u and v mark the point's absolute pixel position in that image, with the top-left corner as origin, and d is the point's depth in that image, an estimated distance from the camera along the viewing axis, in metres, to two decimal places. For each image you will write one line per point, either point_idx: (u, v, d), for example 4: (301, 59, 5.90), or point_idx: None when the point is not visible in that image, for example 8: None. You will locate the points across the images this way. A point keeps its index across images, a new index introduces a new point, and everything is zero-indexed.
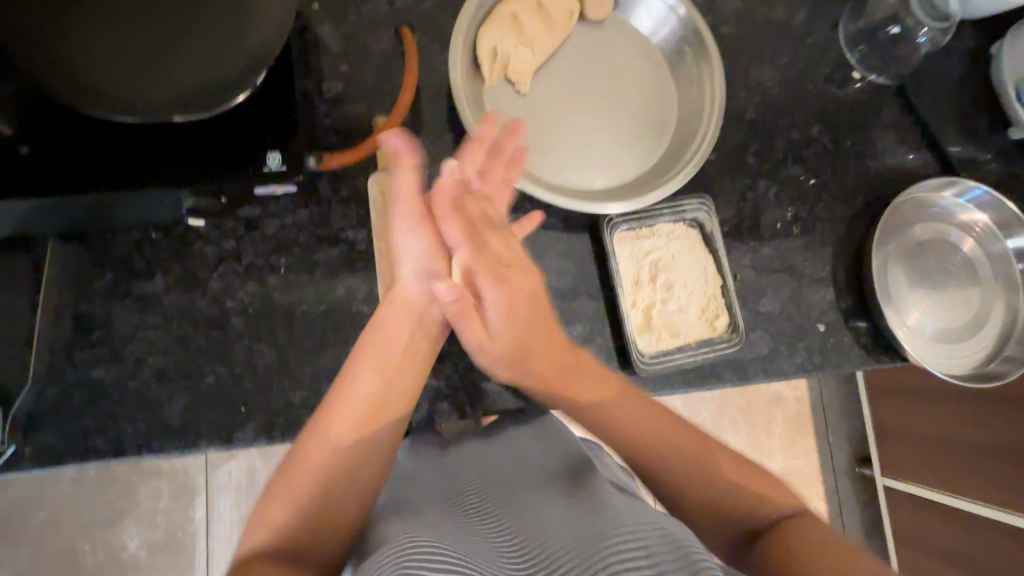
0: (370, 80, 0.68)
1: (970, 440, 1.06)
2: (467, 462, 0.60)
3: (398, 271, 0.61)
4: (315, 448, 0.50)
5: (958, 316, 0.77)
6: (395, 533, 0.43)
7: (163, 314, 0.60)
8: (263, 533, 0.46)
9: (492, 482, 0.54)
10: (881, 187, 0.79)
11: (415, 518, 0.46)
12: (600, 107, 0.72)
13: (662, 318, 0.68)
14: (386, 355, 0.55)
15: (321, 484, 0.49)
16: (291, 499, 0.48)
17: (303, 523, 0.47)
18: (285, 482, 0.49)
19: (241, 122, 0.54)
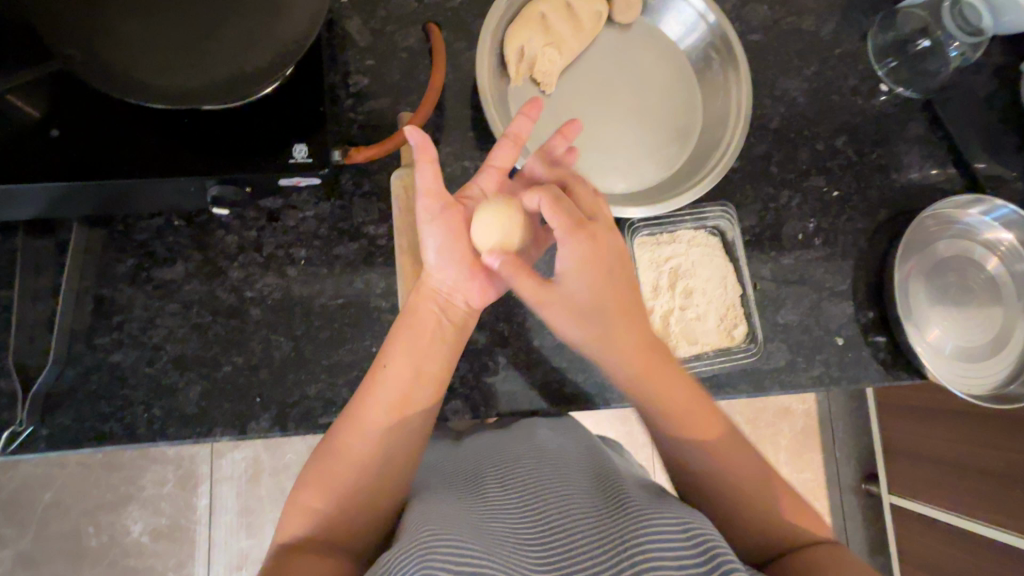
0: (396, 76, 0.68)
1: (983, 463, 1.05)
2: (483, 445, 0.61)
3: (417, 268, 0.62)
4: (353, 437, 0.51)
5: (979, 336, 0.76)
6: (415, 520, 0.44)
7: (182, 302, 0.60)
8: (304, 512, 0.48)
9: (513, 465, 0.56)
10: (905, 201, 0.78)
11: (434, 504, 0.47)
12: (625, 111, 0.71)
13: (680, 325, 0.67)
14: (416, 334, 0.55)
15: (361, 483, 0.50)
16: (321, 487, 0.49)
17: (343, 514, 0.48)
18: (320, 473, 0.50)
19: (269, 115, 0.54)
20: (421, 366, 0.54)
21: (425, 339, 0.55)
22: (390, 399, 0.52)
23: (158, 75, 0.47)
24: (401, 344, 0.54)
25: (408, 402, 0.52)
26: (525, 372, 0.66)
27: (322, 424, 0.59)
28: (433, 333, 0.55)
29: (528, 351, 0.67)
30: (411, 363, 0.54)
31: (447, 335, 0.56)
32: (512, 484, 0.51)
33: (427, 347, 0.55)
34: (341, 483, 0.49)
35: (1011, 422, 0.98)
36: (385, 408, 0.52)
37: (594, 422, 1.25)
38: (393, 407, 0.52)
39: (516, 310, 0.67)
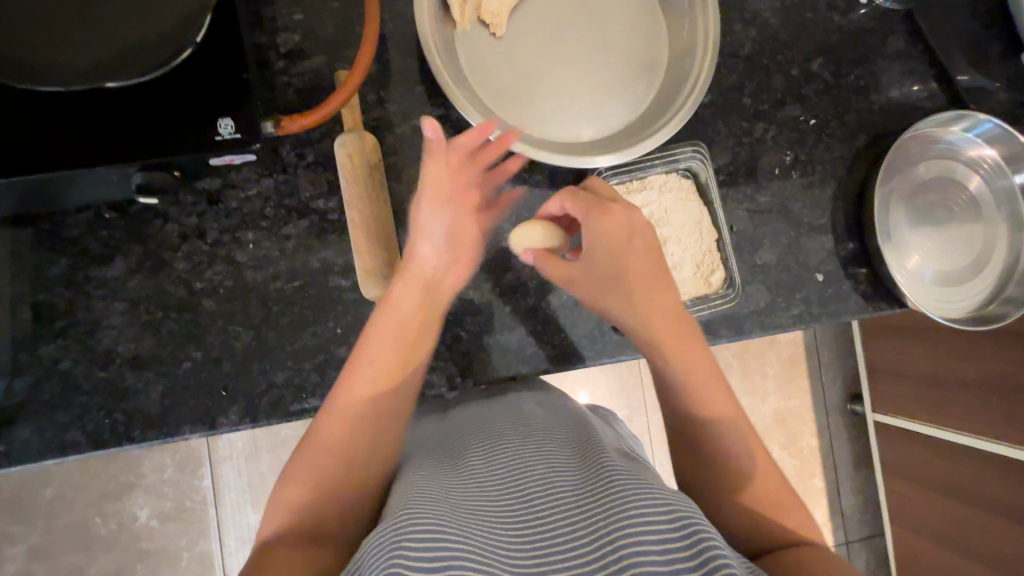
0: (327, 30, 0.61)
1: (963, 376, 1.07)
2: (468, 419, 0.61)
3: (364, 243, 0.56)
4: (336, 426, 0.50)
5: (959, 258, 0.75)
6: (397, 502, 0.43)
7: (129, 299, 0.56)
8: (282, 507, 0.47)
9: (498, 440, 0.54)
10: (885, 123, 0.74)
11: (416, 480, 0.47)
12: (585, 49, 0.66)
13: None
14: (400, 314, 0.54)
15: (342, 464, 0.49)
16: (299, 479, 0.48)
17: (323, 501, 0.47)
18: (301, 463, 0.49)
19: (184, 85, 0.49)
20: (407, 339, 0.54)
21: (408, 314, 0.54)
22: (373, 370, 0.52)
23: (48, 50, 0.42)
24: (380, 327, 0.53)
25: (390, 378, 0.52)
26: (500, 339, 0.64)
27: (294, 411, 0.58)
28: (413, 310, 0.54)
29: (502, 316, 0.64)
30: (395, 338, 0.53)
31: (436, 309, 0.56)
32: (500, 461, 0.50)
33: (412, 336, 0.54)
34: (322, 472, 0.48)
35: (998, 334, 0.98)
36: (366, 392, 0.51)
37: (584, 370, 1.26)
38: (378, 383, 0.52)
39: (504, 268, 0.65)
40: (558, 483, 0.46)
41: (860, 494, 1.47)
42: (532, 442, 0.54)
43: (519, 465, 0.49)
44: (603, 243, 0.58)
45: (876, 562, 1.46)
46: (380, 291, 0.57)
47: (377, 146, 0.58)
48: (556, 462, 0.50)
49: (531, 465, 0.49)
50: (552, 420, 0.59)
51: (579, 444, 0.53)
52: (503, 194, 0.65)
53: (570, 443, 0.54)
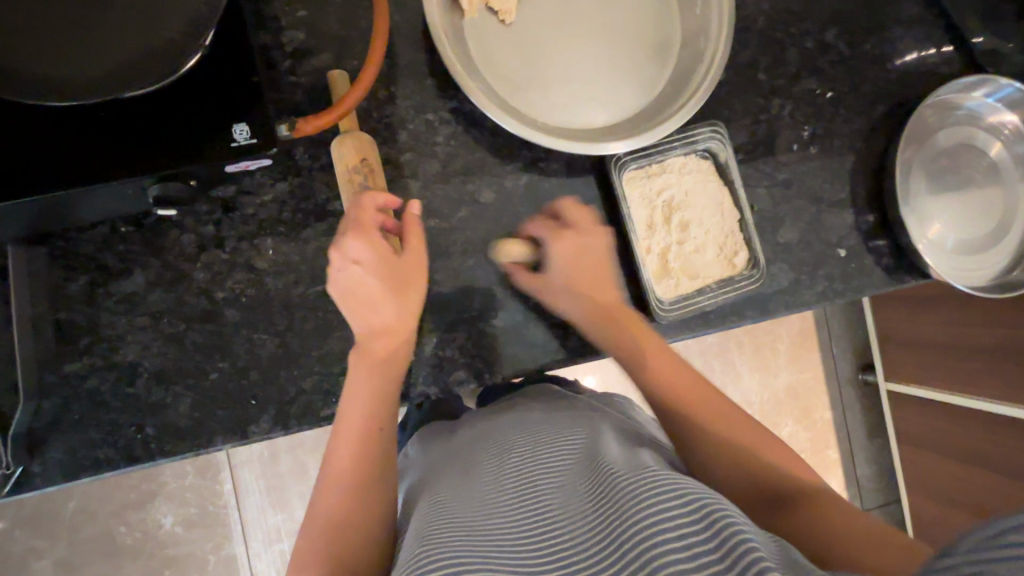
0: (333, 26, 0.59)
1: (978, 342, 1.07)
2: (477, 434, 0.62)
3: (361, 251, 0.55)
4: (328, 487, 0.52)
5: (980, 226, 0.74)
6: (415, 546, 0.43)
7: (150, 313, 0.55)
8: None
9: (506, 453, 0.54)
10: (903, 92, 0.73)
11: (431, 517, 0.47)
12: (595, 33, 0.64)
13: (679, 261, 0.64)
14: (369, 355, 0.54)
15: (341, 519, 0.50)
16: (308, 548, 0.50)
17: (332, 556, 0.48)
18: (309, 532, 0.51)
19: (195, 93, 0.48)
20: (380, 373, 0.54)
21: (379, 353, 0.54)
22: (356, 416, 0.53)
23: (53, 64, 0.41)
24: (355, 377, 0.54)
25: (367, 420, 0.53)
26: (526, 333, 0.63)
27: (324, 416, 0.58)
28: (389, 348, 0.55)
29: (526, 310, 0.63)
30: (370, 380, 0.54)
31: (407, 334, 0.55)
32: (510, 474, 0.51)
33: (390, 373, 0.55)
34: (325, 533, 0.50)
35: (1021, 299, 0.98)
36: (348, 441, 0.53)
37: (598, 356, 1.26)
38: (356, 429, 0.53)
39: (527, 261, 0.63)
40: (571, 493, 0.46)
41: (876, 463, 1.49)
42: (540, 448, 0.54)
43: (528, 476, 0.49)
44: (571, 267, 0.61)
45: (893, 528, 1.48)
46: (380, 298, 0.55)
47: (372, 143, 0.56)
48: (564, 466, 0.50)
49: (540, 475, 0.50)
50: (562, 423, 0.59)
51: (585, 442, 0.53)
52: (521, 186, 0.63)
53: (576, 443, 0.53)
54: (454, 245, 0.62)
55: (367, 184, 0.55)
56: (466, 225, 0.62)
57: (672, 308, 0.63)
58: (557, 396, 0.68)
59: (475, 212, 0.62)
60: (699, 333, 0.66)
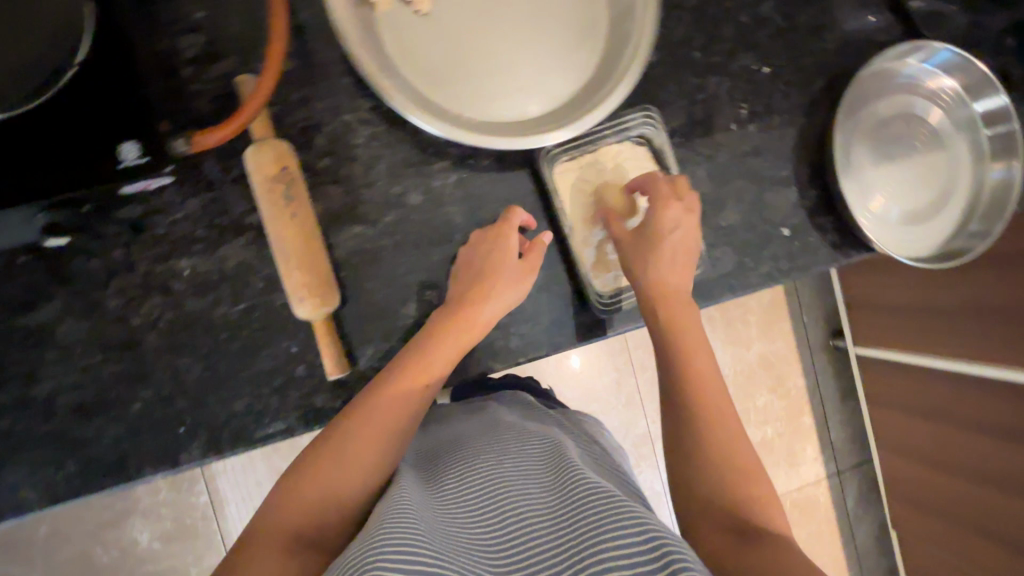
0: (235, 26, 0.56)
1: (941, 303, 1.08)
2: (447, 446, 0.62)
3: (286, 265, 0.53)
4: (361, 424, 0.51)
5: (924, 196, 0.74)
6: (378, 516, 0.43)
7: (62, 346, 0.53)
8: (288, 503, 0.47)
9: (475, 461, 0.54)
10: (842, 62, 0.71)
11: (398, 496, 0.46)
12: (519, 17, 0.61)
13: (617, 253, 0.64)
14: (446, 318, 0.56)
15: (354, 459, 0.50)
16: (311, 478, 0.49)
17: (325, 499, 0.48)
18: (314, 461, 0.50)
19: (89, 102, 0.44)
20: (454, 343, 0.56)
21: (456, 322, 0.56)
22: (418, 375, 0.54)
23: None
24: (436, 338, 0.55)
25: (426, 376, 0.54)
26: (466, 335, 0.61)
27: (259, 438, 0.56)
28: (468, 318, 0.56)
29: None
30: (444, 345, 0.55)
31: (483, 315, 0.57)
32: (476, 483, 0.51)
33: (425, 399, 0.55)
34: (332, 469, 0.49)
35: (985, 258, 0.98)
36: (404, 390, 0.53)
37: None
38: (416, 380, 0.54)
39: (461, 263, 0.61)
40: (532, 500, 0.48)
41: (849, 427, 1.51)
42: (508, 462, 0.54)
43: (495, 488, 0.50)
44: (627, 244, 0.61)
45: (868, 487, 1.52)
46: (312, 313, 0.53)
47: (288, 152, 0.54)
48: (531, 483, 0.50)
49: (506, 488, 0.50)
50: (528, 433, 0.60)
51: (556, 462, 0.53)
52: (451, 185, 0.61)
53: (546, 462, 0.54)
54: (383, 252, 0.59)
55: (289, 192, 0.53)
56: (396, 230, 0.59)
57: (611, 301, 0.63)
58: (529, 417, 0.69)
59: (403, 216, 0.60)
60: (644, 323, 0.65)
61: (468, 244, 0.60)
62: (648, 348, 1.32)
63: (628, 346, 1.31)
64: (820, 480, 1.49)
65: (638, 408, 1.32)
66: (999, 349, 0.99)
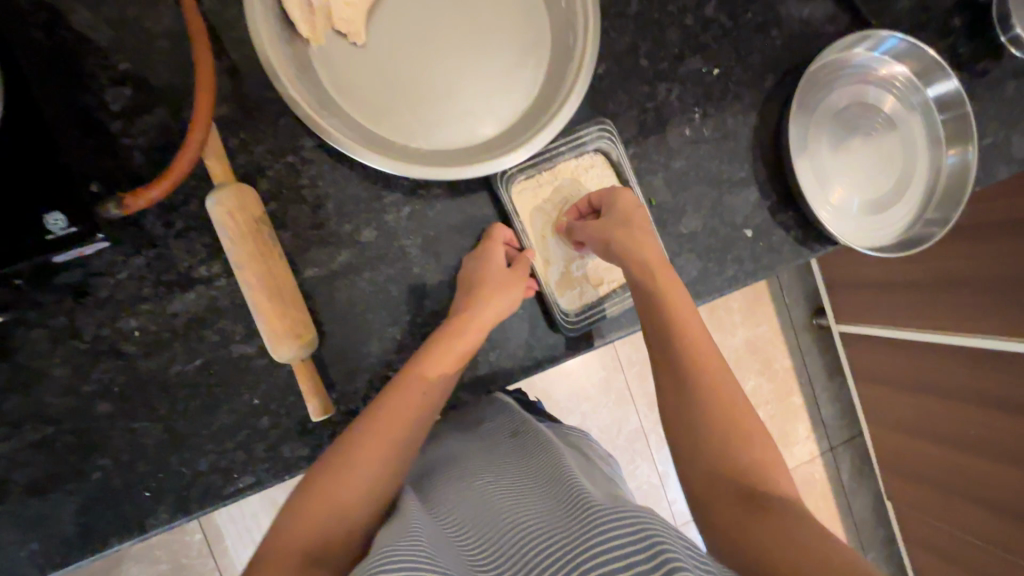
0: (163, 75, 0.54)
1: (917, 278, 1.08)
2: (446, 462, 0.60)
3: (267, 306, 0.51)
4: (370, 436, 0.49)
5: (884, 183, 0.74)
6: (384, 538, 0.40)
7: (10, 422, 0.51)
8: (299, 523, 0.44)
9: (475, 486, 0.53)
10: (792, 57, 0.71)
11: (403, 518, 0.44)
12: (459, 39, 0.60)
13: (582, 268, 0.64)
14: (454, 328, 0.56)
15: (366, 473, 0.48)
16: (319, 496, 0.46)
17: (334, 516, 0.45)
18: (321, 479, 0.47)
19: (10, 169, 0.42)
20: (461, 351, 0.55)
21: (462, 332, 0.55)
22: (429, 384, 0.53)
23: None
24: (442, 349, 0.55)
25: (434, 387, 0.53)
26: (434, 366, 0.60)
27: (227, 494, 0.54)
28: (470, 331, 0.56)
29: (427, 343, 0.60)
30: (452, 355, 0.55)
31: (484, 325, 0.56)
32: (478, 505, 0.49)
33: (426, 413, 0.53)
34: (341, 485, 0.47)
35: (964, 234, 0.98)
36: (413, 401, 0.52)
37: None
38: (425, 391, 0.53)
39: (422, 295, 0.60)
40: (529, 511, 0.47)
41: (838, 404, 1.52)
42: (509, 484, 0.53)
43: (498, 506, 0.48)
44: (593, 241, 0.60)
45: (861, 461, 1.53)
46: (295, 353, 0.52)
47: (258, 199, 0.52)
48: (532, 498, 0.49)
49: (509, 504, 0.48)
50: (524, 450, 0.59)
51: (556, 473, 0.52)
52: (404, 217, 0.59)
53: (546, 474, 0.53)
54: (340, 292, 0.58)
55: (270, 234, 0.53)
56: (351, 268, 0.58)
57: (577, 318, 0.62)
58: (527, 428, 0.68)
59: (358, 254, 0.58)
60: (613, 338, 0.64)
61: (466, 258, 0.60)
62: (633, 345, 1.31)
63: (613, 345, 1.31)
64: (813, 459, 1.50)
65: (629, 406, 1.31)
66: (981, 321, 0.99)
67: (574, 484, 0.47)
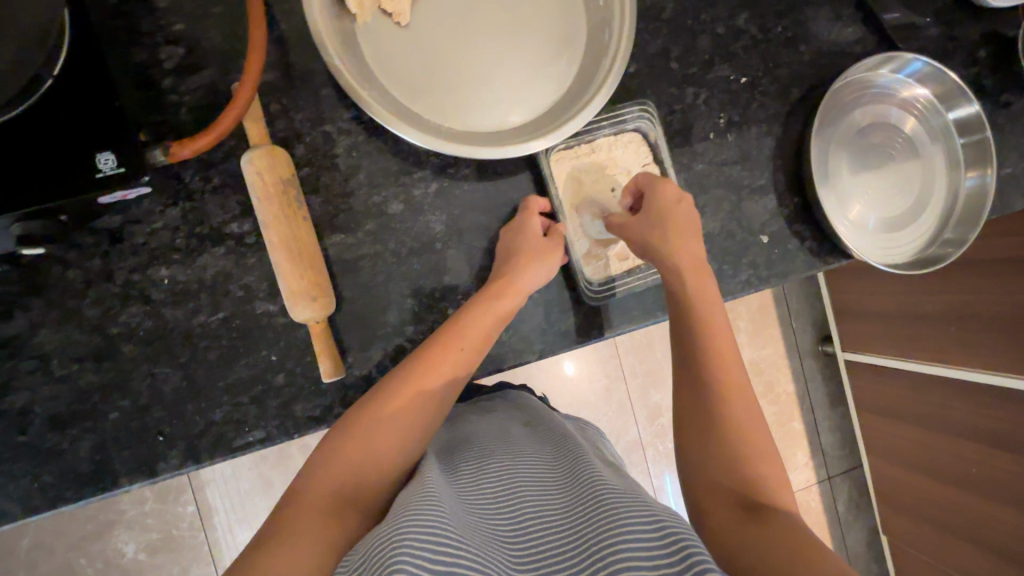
0: (215, 38, 0.56)
1: (927, 308, 1.08)
2: (459, 441, 0.61)
3: (288, 262, 0.53)
4: (405, 392, 0.51)
5: (900, 204, 0.75)
6: (410, 497, 0.41)
7: (39, 356, 0.53)
8: (335, 466, 0.46)
9: (491, 460, 0.54)
10: (818, 73, 0.72)
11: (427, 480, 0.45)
12: (499, 28, 0.62)
13: (609, 242, 0.65)
14: (492, 297, 0.57)
15: (399, 428, 0.49)
16: (355, 443, 0.48)
17: (366, 464, 0.47)
18: (357, 426, 0.49)
19: (62, 112, 0.44)
20: (497, 320, 0.57)
21: (498, 302, 0.57)
22: (464, 347, 0.54)
23: None
24: (480, 315, 0.56)
25: (469, 351, 0.55)
26: None
27: (238, 446, 0.55)
28: (507, 300, 0.57)
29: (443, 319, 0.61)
30: (488, 322, 0.56)
31: (520, 297, 0.58)
32: (494, 479, 0.50)
33: (460, 375, 0.54)
34: (375, 435, 0.48)
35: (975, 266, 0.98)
36: (449, 363, 0.53)
37: None
38: (460, 355, 0.54)
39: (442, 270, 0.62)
40: (546, 499, 0.47)
41: (839, 432, 1.52)
42: (524, 463, 0.54)
43: (513, 486, 0.49)
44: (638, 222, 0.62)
45: (858, 492, 1.52)
46: (309, 314, 0.53)
47: (290, 161, 0.54)
48: (548, 484, 0.50)
49: (525, 487, 0.49)
50: (539, 442, 0.60)
51: (571, 461, 0.53)
52: (431, 193, 0.61)
53: (561, 464, 0.54)
54: (363, 261, 0.60)
55: (298, 196, 0.54)
56: (376, 238, 0.60)
57: (599, 287, 0.63)
58: (537, 418, 0.69)
59: (383, 225, 0.60)
60: (624, 330, 0.65)
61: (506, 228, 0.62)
62: (639, 353, 1.32)
63: (618, 352, 1.31)
64: (810, 485, 1.49)
65: (630, 414, 1.31)
66: (989, 354, 0.99)
67: (594, 474, 0.48)
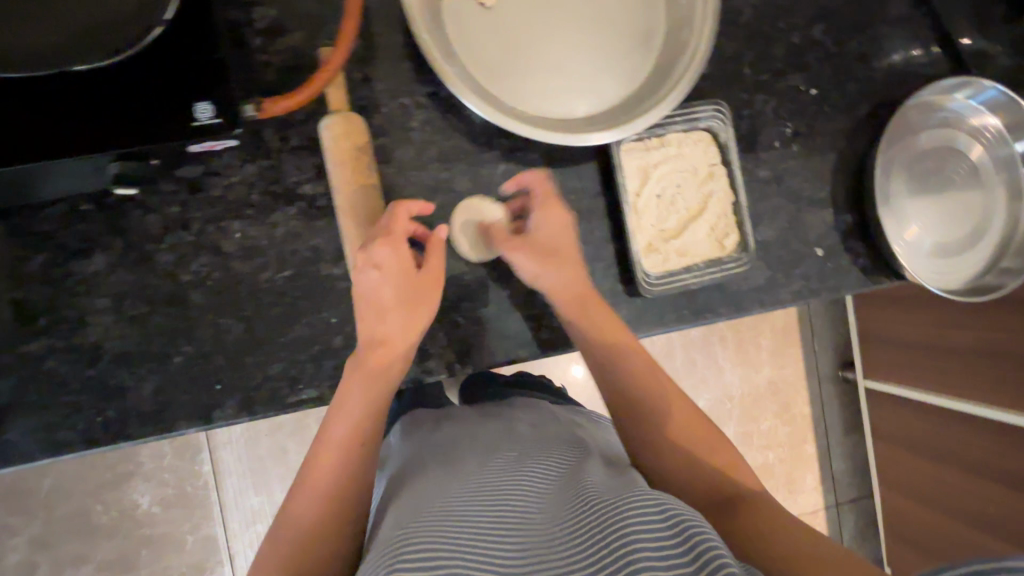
0: (307, 3, 0.57)
1: (958, 341, 1.06)
2: (463, 436, 0.62)
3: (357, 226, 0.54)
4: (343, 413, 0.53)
5: (957, 230, 0.74)
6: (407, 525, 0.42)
7: (113, 295, 0.54)
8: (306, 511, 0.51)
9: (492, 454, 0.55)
10: (888, 92, 0.72)
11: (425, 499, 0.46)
12: (578, 17, 0.62)
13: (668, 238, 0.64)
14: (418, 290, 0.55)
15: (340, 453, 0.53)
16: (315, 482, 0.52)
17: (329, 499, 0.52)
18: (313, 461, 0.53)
19: (167, 62, 0.46)
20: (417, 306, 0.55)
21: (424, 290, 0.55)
22: (389, 345, 0.54)
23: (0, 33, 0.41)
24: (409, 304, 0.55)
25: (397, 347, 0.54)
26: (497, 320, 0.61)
27: (291, 402, 0.57)
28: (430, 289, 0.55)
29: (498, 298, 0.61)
30: (411, 311, 0.55)
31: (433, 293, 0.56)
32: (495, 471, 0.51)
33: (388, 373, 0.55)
34: (330, 469, 0.52)
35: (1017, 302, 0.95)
36: (377, 365, 0.54)
37: None
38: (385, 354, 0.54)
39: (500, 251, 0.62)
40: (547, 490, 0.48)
41: (853, 459, 1.50)
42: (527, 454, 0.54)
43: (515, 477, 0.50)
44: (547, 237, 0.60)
45: (866, 522, 1.50)
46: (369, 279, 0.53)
47: (365, 129, 0.55)
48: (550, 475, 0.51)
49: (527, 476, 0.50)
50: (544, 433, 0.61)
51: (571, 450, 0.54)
52: (497, 175, 0.62)
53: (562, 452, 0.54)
54: (426, 234, 0.60)
55: (371, 163, 0.55)
56: (440, 213, 0.61)
57: (655, 280, 0.62)
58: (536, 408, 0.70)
59: (449, 202, 0.61)
60: (668, 328, 0.66)
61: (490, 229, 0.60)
62: None
63: None
64: (819, 509, 1.48)
65: None
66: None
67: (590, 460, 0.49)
